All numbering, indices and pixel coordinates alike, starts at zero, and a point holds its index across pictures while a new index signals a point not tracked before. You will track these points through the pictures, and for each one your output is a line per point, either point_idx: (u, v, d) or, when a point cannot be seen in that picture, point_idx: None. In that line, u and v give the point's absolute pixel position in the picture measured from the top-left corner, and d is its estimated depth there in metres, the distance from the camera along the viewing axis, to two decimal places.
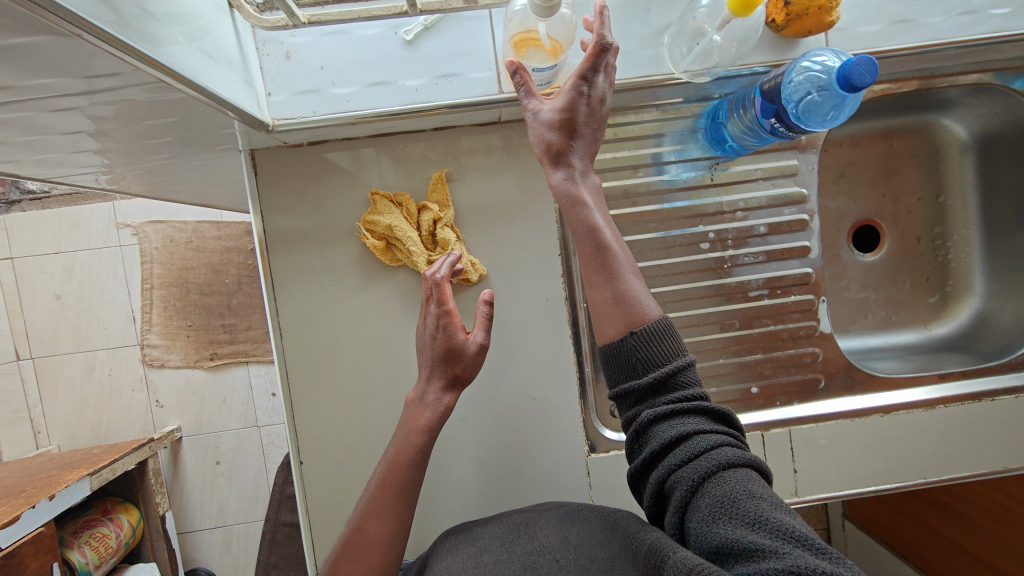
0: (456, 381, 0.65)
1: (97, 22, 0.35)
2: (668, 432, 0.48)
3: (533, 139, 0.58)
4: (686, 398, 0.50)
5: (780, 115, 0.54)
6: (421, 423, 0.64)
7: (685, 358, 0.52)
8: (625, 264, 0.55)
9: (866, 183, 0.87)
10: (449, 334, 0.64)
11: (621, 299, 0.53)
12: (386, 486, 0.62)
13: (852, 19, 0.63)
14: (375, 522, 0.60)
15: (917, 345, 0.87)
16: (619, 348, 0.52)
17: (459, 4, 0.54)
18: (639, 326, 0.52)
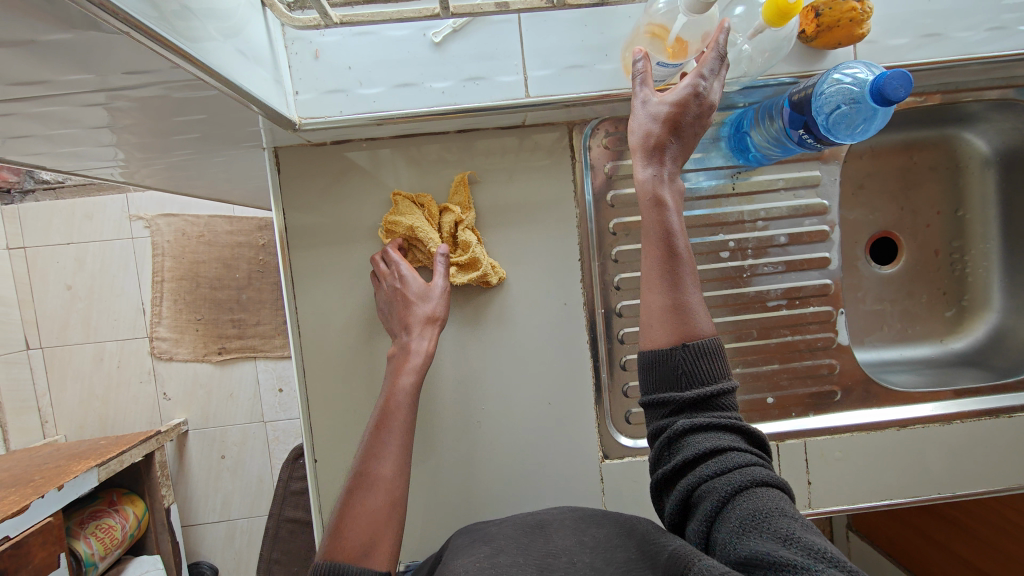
0: (431, 323, 0.67)
1: (146, 21, 0.35)
2: (702, 444, 0.49)
3: (631, 128, 0.55)
4: (726, 418, 0.50)
5: (809, 126, 0.54)
6: (409, 367, 0.65)
7: (729, 381, 0.51)
8: (689, 278, 0.55)
9: (885, 195, 0.86)
10: (409, 284, 0.67)
11: (673, 311, 0.53)
12: (381, 427, 0.61)
13: (881, 31, 0.62)
14: (375, 462, 0.59)
15: (932, 358, 0.87)
16: (666, 357, 0.52)
17: (491, 8, 0.54)
18: (690, 339, 0.52)
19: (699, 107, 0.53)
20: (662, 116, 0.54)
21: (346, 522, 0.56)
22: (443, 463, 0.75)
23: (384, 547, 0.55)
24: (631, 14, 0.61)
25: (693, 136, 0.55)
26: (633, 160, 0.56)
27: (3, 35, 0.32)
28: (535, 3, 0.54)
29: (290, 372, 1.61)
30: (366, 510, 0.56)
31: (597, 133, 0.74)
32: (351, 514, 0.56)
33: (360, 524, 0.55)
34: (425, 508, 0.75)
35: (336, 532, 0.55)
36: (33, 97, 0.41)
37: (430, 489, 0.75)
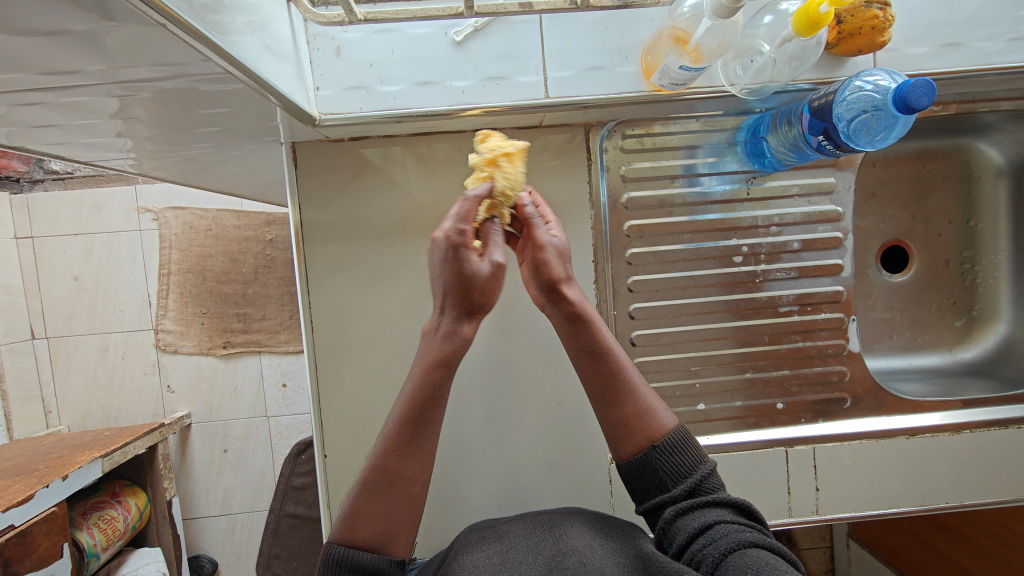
0: (477, 309, 0.54)
1: (181, 14, 0.35)
2: (692, 523, 0.51)
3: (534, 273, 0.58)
4: (713, 498, 0.53)
5: (828, 133, 0.55)
6: (438, 355, 0.53)
7: (708, 464, 0.55)
8: (636, 380, 0.58)
9: (897, 204, 0.86)
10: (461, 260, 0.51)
11: (633, 420, 0.57)
12: (404, 420, 0.53)
13: (901, 40, 0.62)
14: (401, 460, 0.52)
15: (941, 368, 0.87)
16: (643, 463, 0.55)
17: (515, 8, 0.54)
18: (655, 440, 0.56)
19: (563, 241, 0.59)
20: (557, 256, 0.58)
21: (361, 510, 0.51)
22: (451, 461, 0.75)
23: (403, 540, 0.52)
24: (653, 18, 0.61)
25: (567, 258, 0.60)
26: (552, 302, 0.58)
27: (38, 24, 0.32)
28: (559, 4, 0.54)
29: (294, 368, 1.61)
30: (384, 508, 0.51)
31: (613, 135, 0.71)
32: (365, 509, 0.51)
33: (374, 519, 0.51)
34: (433, 507, 0.75)
35: (352, 519, 0.51)
36: (63, 87, 0.42)
37: (438, 487, 0.75)
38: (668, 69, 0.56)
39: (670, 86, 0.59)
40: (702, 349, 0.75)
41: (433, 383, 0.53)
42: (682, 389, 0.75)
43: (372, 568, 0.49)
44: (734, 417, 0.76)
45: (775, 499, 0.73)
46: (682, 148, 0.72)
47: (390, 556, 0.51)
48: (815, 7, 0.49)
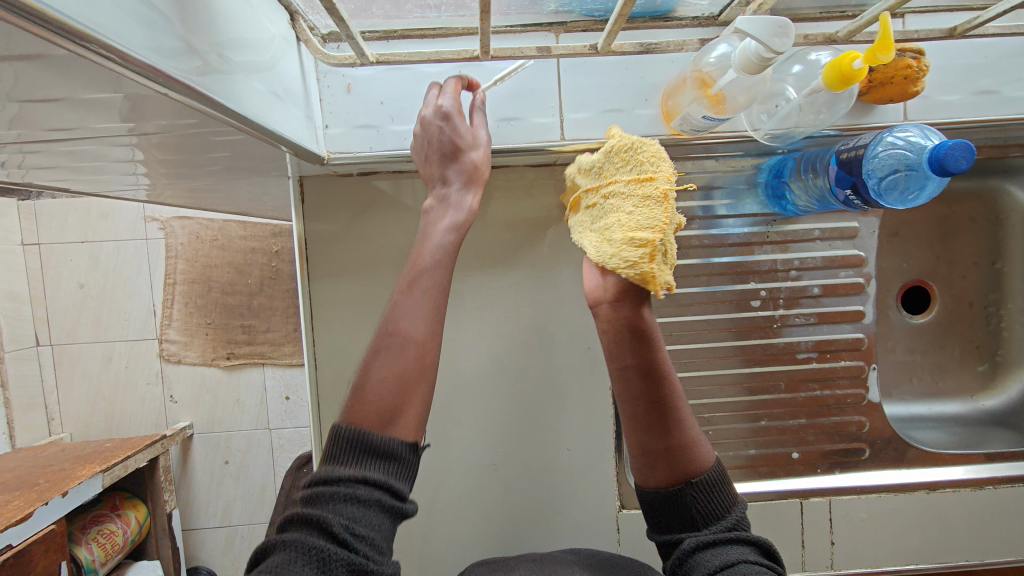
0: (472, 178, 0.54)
1: (188, 81, 0.33)
2: (711, 561, 0.46)
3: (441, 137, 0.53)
4: (743, 541, 0.48)
5: (857, 187, 0.53)
6: (444, 226, 0.53)
7: (740, 508, 0.51)
8: (687, 410, 0.53)
9: (920, 243, 0.83)
10: (454, 124, 0.53)
11: (674, 452, 0.51)
12: (411, 283, 0.50)
13: (934, 87, 0.60)
14: (409, 321, 0.48)
15: (962, 415, 0.84)
16: (675, 496, 0.51)
17: (533, 52, 0.52)
18: (696, 475, 0.51)
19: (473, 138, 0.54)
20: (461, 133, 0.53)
21: (371, 373, 0.46)
22: (454, 502, 0.73)
23: (410, 412, 0.45)
24: (675, 59, 0.59)
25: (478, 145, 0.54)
26: (461, 154, 0.53)
27: (34, 96, 0.30)
28: (580, 49, 0.52)
29: (298, 381, 1.59)
30: (388, 367, 0.46)
31: None
32: (371, 370, 0.46)
33: (381, 382, 0.45)
34: (435, 547, 0.74)
35: (359, 387, 0.46)
36: (65, 139, 0.40)
37: (440, 527, 0.74)
38: (689, 116, 0.54)
39: (690, 133, 0.57)
40: (716, 395, 0.73)
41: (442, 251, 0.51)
42: None
43: (382, 449, 0.43)
44: (749, 465, 0.73)
45: (787, 552, 0.70)
46: (699, 189, 0.69)
47: (397, 432, 0.44)
48: (849, 62, 0.46)
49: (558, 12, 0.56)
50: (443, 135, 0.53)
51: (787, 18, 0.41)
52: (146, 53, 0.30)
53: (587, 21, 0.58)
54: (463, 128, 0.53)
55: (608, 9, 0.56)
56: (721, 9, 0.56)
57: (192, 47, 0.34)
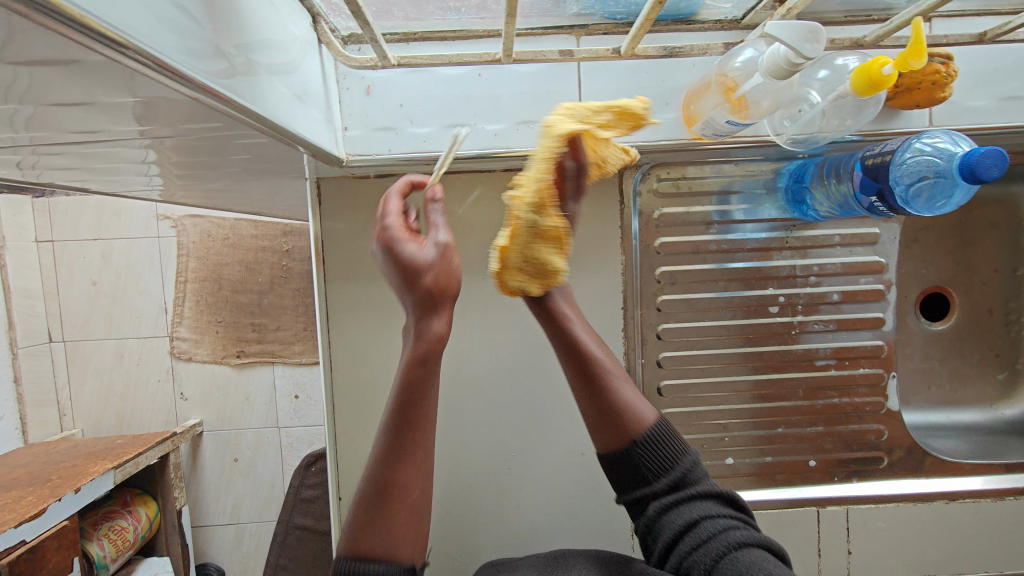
0: (443, 300, 0.48)
1: (217, 85, 0.33)
2: (678, 522, 0.48)
3: (389, 259, 0.48)
4: (702, 496, 0.50)
5: (883, 194, 0.52)
6: (416, 354, 0.48)
7: (689, 453, 0.53)
8: (619, 375, 0.54)
9: (942, 249, 0.82)
10: (397, 247, 0.48)
11: (614, 416, 0.52)
12: (390, 422, 0.48)
13: (961, 92, 0.59)
14: (392, 467, 0.47)
15: (981, 424, 0.83)
16: (623, 458, 0.52)
17: (555, 56, 0.53)
18: (637, 433, 0.52)
19: (417, 249, 0.47)
20: (405, 248, 0.47)
21: (361, 525, 0.47)
22: (467, 504, 0.74)
23: (406, 545, 0.47)
24: (697, 62, 0.59)
25: (424, 256, 0.47)
26: (408, 271, 0.47)
27: (67, 101, 0.31)
28: (602, 52, 0.52)
29: (307, 380, 1.59)
30: (376, 518, 0.46)
31: (648, 178, 0.68)
32: (362, 522, 0.47)
33: (375, 535, 0.46)
34: (449, 550, 0.74)
35: (355, 526, 0.47)
36: (91, 142, 0.40)
37: (453, 530, 0.74)
38: (712, 121, 0.53)
39: (711, 138, 0.57)
40: (732, 401, 0.72)
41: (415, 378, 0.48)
42: (710, 443, 0.72)
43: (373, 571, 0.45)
44: (765, 473, 0.73)
45: (802, 560, 0.70)
46: (718, 194, 0.69)
47: (398, 565, 0.46)
48: (878, 68, 0.45)
49: (580, 15, 0.56)
50: (389, 259, 0.48)
51: (817, 23, 0.41)
52: (179, 58, 0.30)
53: (609, 24, 0.58)
54: (405, 244, 0.47)
55: (631, 11, 0.56)
56: (744, 12, 0.56)
57: (222, 52, 0.34)
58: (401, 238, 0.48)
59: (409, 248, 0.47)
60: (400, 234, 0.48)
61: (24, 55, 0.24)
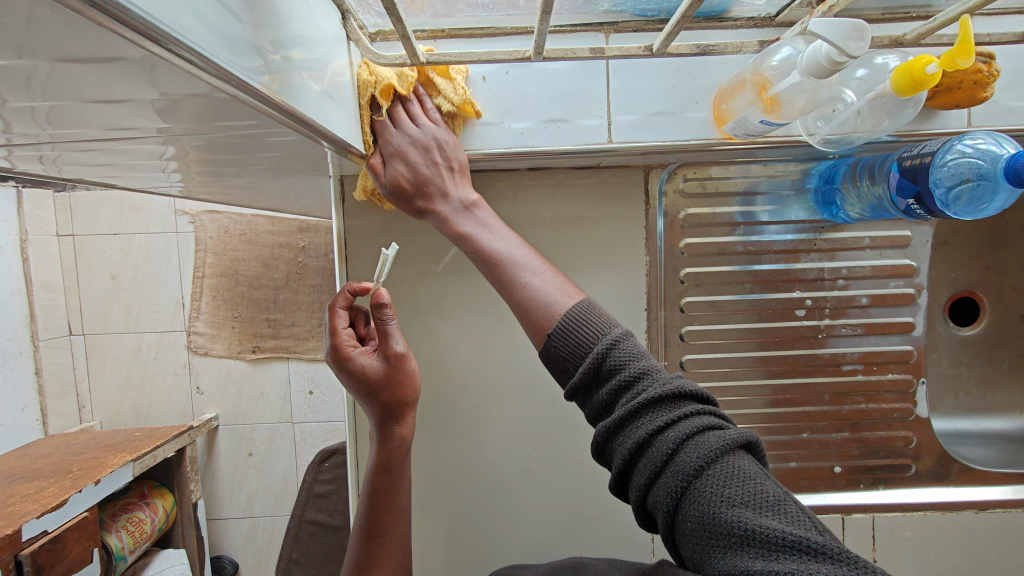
0: (400, 408, 0.60)
1: (252, 82, 0.33)
2: (627, 442, 0.41)
3: (344, 371, 0.59)
4: (643, 395, 0.42)
5: (921, 197, 0.51)
6: (381, 464, 0.61)
7: (608, 338, 0.45)
8: (524, 260, 0.54)
9: (973, 253, 0.80)
10: (349, 361, 0.58)
11: (524, 307, 0.51)
12: (365, 526, 0.61)
13: (1002, 92, 0.57)
14: (369, 563, 0.60)
15: (1011, 432, 0.81)
16: (551, 360, 0.48)
17: (586, 54, 0.50)
18: (552, 327, 0.48)
19: (370, 366, 0.58)
20: (357, 363, 0.58)
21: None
22: (485, 504, 0.74)
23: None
24: (728, 61, 0.57)
25: (374, 371, 0.58)
26: (362, 382, 0.58)
27: (107, 97, 0.30)
28: (633, 50, 0.49)
29: (321, 376, 1.59)
30: None
31: (674, 178, 0.67)
32: None
33: None
34: (466, 549, 0.74)
35: None
36: (125, 138, 0.40)
37: (472, 529, 0.74)
38: (746, 121, 0.52)
39: (744, 137, 0.56)
40: (756, 405, 0.71)
41: (382, 483, 0.61)
42: None
43: None
44: (789, 478, 0.72)
45: None
46: (744, 195, 0.68)
47: None
48: (922, 67, 0.44)
49: (609, 13, 0.55)
50: (346, 373, 0.58)
51: (863, 21, 0.40)
52: (217, 54, 0.29)
53: (639, 21, 0.57)
54: (356, 362, 0.58)
55: (662, 8, 0.55)
56: (779, 10, 0.55)
57: (258, 48, 0.34)
58: (350, 354, 0.58)
59: (359, 363, 0.58)
60: (352, 352, 0.58)
61: (69, 50, 0.24)
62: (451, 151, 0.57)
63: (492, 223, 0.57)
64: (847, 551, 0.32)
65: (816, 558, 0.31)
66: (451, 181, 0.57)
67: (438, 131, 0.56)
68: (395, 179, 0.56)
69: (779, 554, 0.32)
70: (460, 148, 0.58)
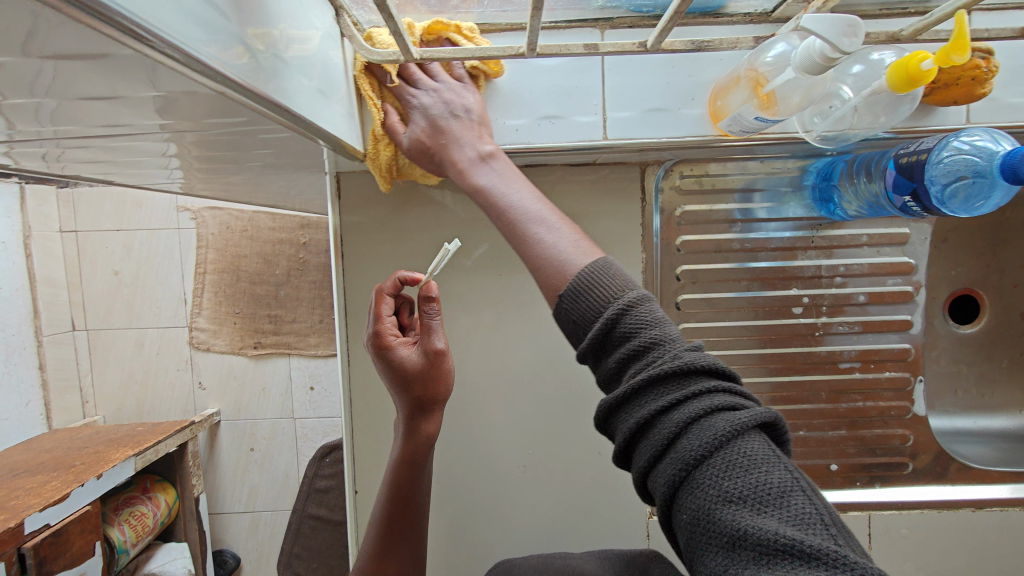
0: (431, 404, 0.61)
1: (240, 78, 0.33)
2: (627, 423, 0.38)
3: (382, 360, 0.59)
4: (650, 368, 0.38)
5: (917, 194, 0.50)
6: (403, 459, 0.61)
7: (621, 301, 0.41)
8: (541, 210, 0.50)
9: (972, 250, 0.79)
10: (389, 350, 0.59)
11: (543, 260, 0.47)
12: (383, 520, 0.61)
13: (1002, 88, 0.57)
14: (384, 557, 0.61)
15: (1011, 431, 0.80)
16: (560, 323, 0.44)
17: (580, 50, 0.48)
18: (567, 287, 0.44)
19: (409, 358, 0.58)
20: (397, 352, 0.59)
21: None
22: (481, 500, 0.74)
23: None
24: (724, 57, 0.57)
25: (414, 363, 0.58)
26: (400, 372, 0.59)
27: (93, 93, 0.30)
28: (628, 46, 0.48)
29: (322, 372, 1.60)
30: None
31: (670, 175, 0.67)
32: None
33: None
34: (464, 545, 0.74)
35: None
36: (118, 136, 0.40)
37: (468, 525, 0.74)
38: (741, 117, 0.52)
39: (740, 133, 0.56)
40: None
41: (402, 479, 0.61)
42: None
43: None
44: None
45: None
46: (740, 192, 0.68)
47: None
48: (917, 63, 0.44)
49: (604, 8, 0.55)
50: (383, 362, 0.59)
51: (857, 17, 0.39)
52: (202, 50, 0.29)
53: (634, 17, 0.56)
54: (396, 352, 0.59)
55: (657, 4, 0.55)
56: (775, 5, 0.55)
57: (246, 44, 0.34)
58: (392, 343, 0.59)
59: (400, 353, 0.59)
60: (393, 342, 0.59)
61: (54, 50, 0.24)
62: (472, 105, 0.55)
63: (507, 175, 0.52)
64: (850, 559, 0.29)
65: (810, 566, 0.29)
66: (467, 132, 0.54)
67: (461, 89, 0.55)
68: (415, 134, 0.55)
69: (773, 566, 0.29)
70: (481, 104, 0.56)
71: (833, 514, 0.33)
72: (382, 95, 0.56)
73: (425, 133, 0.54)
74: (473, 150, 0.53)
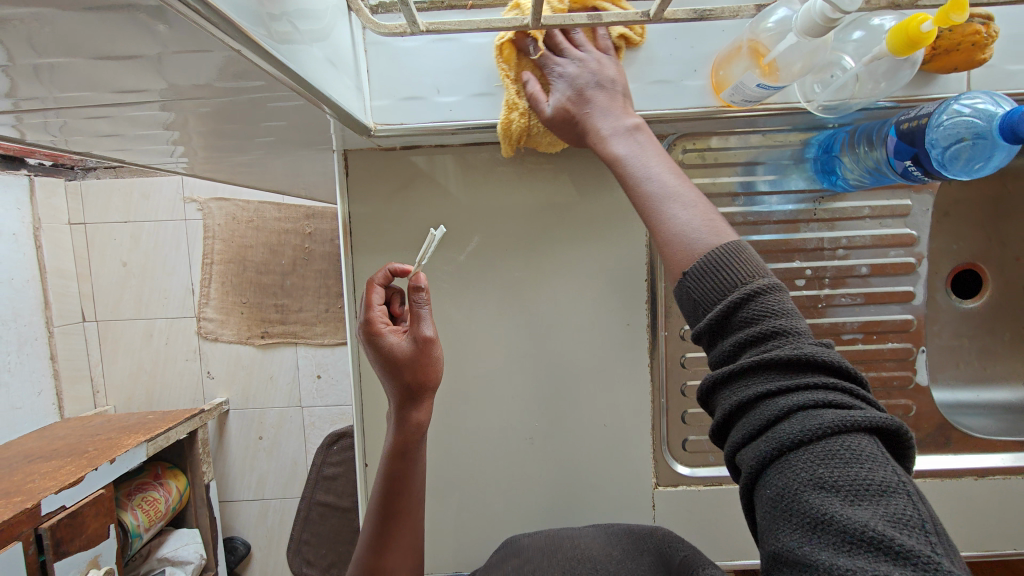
0: (420, 392, 0.61)
1: (258, 38, 0.34)
2: (728, 400, 0.40)
3: (371, 347, 0.61)
4: (770, 352, 0.39)
5: (917, 159, 0.51)
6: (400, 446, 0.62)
7: (758, 284, 0.41)
8: (683, 185, 0.49)
9: (974, 224, 0.80)
10: (377, 336, 0.60)
11: (690, 231, 0.46)
12: (385, 496, 0.63)
13: (1001, 55, 0.57)
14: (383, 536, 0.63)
15: (1013, 403, 0.81)
16: (684, 303, 0.46)
17: (584, 20, 0.46)
18: (702, 261, 0.44)
19: (397, 345, 0.60)
20: (385, 338, 0.60)
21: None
22: (489, 473, 0.75)
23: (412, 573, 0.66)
24: (726, 28, 0.58)
25: (401, 350, 0.59)
26: (388, 356, 0.60)
27: (113, 49, 0.31)
28: (632, 16, 0.47)
29: (328, 360, 1.61)
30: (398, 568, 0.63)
31: (673, 149, 0.68)
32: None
33: None
34: (472, 518, 0.76)
35: None
36: (130, 103, 0.41)
37: (476, 498, 0.75)
38: (743, 85, 0.53)
39: (742, 103, 0.56)
40: None
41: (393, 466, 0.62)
42: None
43: None
44: None
45: None
46: (743, 165, 0.68)
47: None
48: (917, 25, 0.44)
49: None
50: (372, 348, 0.61)
51: None
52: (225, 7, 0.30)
53: None
54: (384, 338, 0.60)
55: None
56: None
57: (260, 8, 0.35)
58: (380, 331, 0.60)
59: (389, 339, 0.60)
60: (382, 329, 0.60)
61: None
62: (615, 77, 0.54)
63: (648, 149, 0.51)
64: (943, 566, 0.29)
65: (896, 562, 0.29)
66: (612, 104, 0.54)
67: (601, 61, 0.55)
68: (552, 104, 0.55)
69: (853, 554, 0.30)
70: (623, 76, 0.55)
71: (935, 525, 0.32)
72: (522, 64, 0.57)
73: (569, 101, 0.54)
74: (608, 124, 0.53)
